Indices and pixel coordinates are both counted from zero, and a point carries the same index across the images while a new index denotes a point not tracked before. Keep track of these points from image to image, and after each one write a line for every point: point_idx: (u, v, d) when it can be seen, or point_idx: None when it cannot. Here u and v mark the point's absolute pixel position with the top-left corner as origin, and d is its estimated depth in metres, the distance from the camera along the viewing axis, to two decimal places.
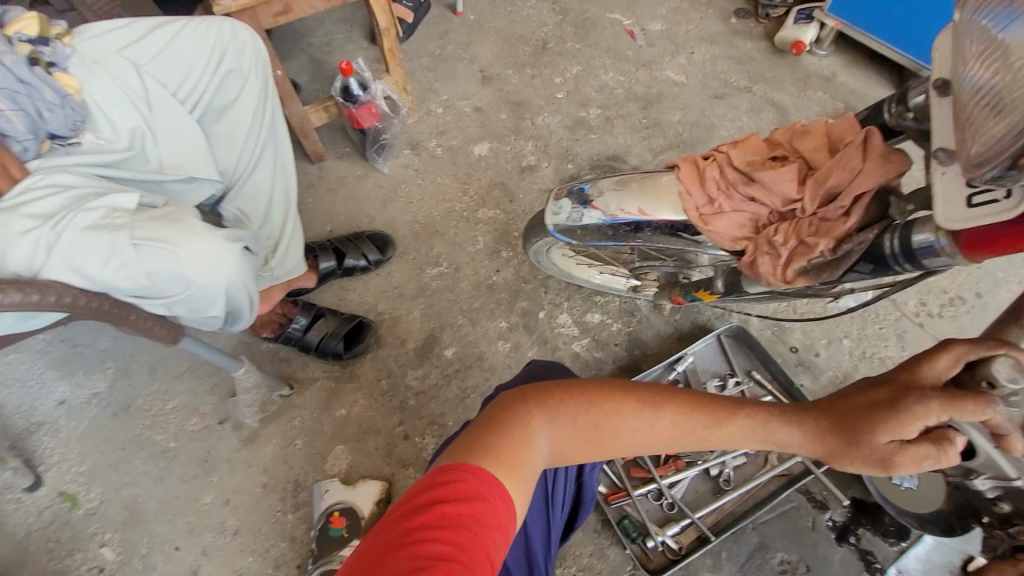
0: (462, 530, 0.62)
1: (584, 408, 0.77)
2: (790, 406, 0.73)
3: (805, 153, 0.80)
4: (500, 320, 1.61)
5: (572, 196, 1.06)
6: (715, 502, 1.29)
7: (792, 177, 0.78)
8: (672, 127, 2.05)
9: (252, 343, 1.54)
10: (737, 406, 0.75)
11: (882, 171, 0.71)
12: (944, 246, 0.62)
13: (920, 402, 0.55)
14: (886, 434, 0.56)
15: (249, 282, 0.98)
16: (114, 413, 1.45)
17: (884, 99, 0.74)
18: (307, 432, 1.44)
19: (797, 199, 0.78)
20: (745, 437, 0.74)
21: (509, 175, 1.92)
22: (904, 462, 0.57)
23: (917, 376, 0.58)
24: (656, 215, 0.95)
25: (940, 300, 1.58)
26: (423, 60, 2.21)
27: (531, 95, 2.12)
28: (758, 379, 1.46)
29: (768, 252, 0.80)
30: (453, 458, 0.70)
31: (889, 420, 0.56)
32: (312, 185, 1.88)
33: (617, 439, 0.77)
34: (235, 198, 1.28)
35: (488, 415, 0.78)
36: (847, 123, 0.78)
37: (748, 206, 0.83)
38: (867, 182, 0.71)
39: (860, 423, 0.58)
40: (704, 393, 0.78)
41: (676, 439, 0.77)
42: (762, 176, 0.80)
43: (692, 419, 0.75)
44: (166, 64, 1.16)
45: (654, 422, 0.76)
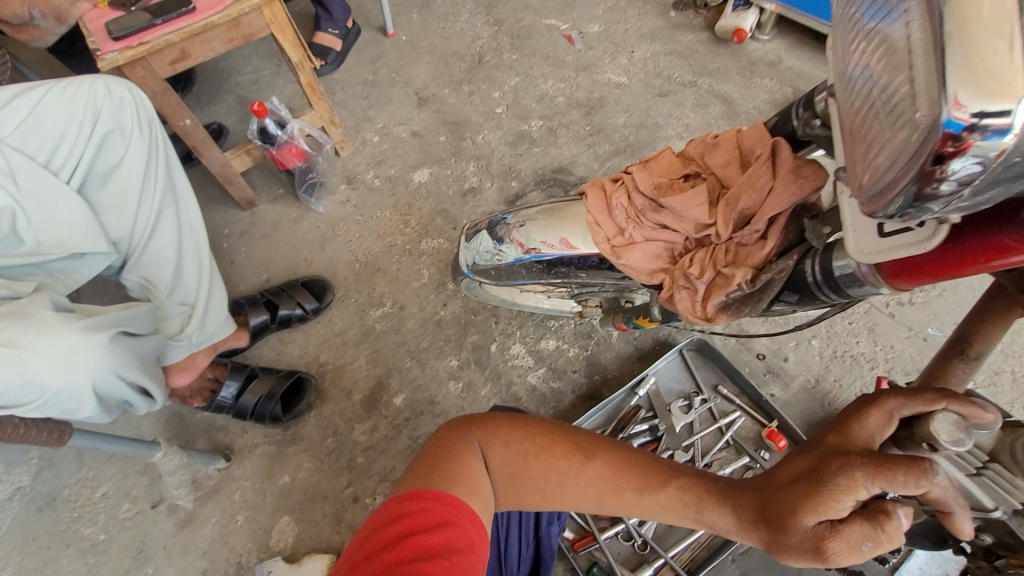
0: (439, 559, 0.60)
1: (519, 446, 0.73)
2: (729, 483, 0.62)
3: (715, 169, 0.70)
4: (450, 358, 1.52)
5: (489, 229, 0.96)
6: (690, 536, 1.18)
7: (701, 199, 0.67)
8: (618, 131, 1.97)
9: (185, 414, 1.44)
10: (672, 474, 0.66)
11: (794, 188, 0.60)
12: (865, 274, 0.51)
13: (843, 472, 0.44)
14: (812, 518, 0.45)
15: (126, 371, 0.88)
16: (37, 508, 1.33)
17: (792, 104, 0.63)
18: (248, 506, 1.33)
19: (710, 223, 0.67)
20: (674, 507, 0.64)
21: (452, 200, 1.83)
22: (838, 550, 0.44)
23: (846, 440, 0.47)
24: (582, 246, 0.86)
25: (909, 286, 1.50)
26: (355, 88, 2.12)
27: (469, 113, 2.04)
28: (726, 394, 1.37)
29: (685, 287, 0.70)
30: (414, 485, 0.68)
31: (811, 494, 0.45)
32: (244, 234, 1.78)
33: (546, 485, 0.71)
34: (138, 266, 1.18)
35: (444, 434, 0.76)
36: (757, 133, 0.67)
37: (660, 235, 0.72)
38: (780, 202, 0.60)
39: (782, 503, 0.47)
40: (645, 455, 0.70)
41: (602, 498, 0.69)
42: (669, 202, 0.69)
43: (620, 476, 0.68)
44: (34, 133, 1.06)
45: (581, 472, 0.69)
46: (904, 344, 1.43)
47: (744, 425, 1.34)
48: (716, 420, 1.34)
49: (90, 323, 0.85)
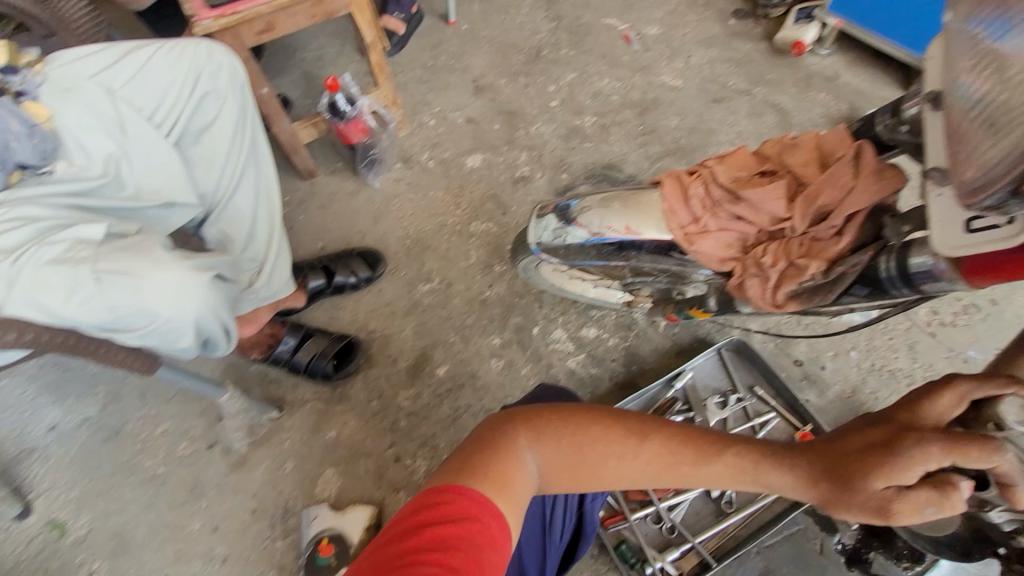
0: (456, 553, 0.60)
1: (571, 436, 0.73)
2: (784, 447, 0.66)
3: (794, 168, 0.75)
4: (493, 336, 1.58)
5: (557, 213, 1.02)
6: (717, 525, 1.23)
7: (780, 195, 0.73)
8: (669, 133, 2.00)
9: (242, 365, 1.52)
10: (727, 442, 0.70)
11: (875, 189, 0.66)
12: (944, 271, 0.56)
13: (919, 445, 0.51)
14: (883, 482, 0.52)
15: (221, 310, 0.96)
16: (103, 438, 1.43)
17: (877, 111, 0.69)
18: (297, 456, 1.41)
19: (786, 217, 0.73)
20: (734, 477, 0.68)
21: (503, 187, 1.89)
22: (903, 511, 0.52)
23: (918, 417, 0.55)
24: (643, 233, 0.90)
25: (952, 308, 1.51)
26: (416, 71, 2.18)
27: (524, 105, 2.09)
28: (761, 395, 1.41)
29: (757, 275, 0.77)
30: (443, 478, 0.68)
31: (884, 464, 0.53)
32: (303, 202, 1.86)
33: (599, 469, 0.72)
34: (218, 221, 1.26)
35: (477, 435, 0.75)
36: (839, 136, 0.73)
37: (735, 226, 0.79)
38: (859, 201, 0.66)
39: (851, 466, 0.55)
40: (694, 429, 0.73)
41: (661, 475, 0.71)
42: (748, 195, 0.76)
43: (677, 453, 0.70)
44: (142, 88, 1.14)
45: (638, 454, 0.71)
46: (943, 363, 1.45)
47: (777, 426, 1.38)
48: (750, 419, 1.38)
49: (194, 264, 0.94)
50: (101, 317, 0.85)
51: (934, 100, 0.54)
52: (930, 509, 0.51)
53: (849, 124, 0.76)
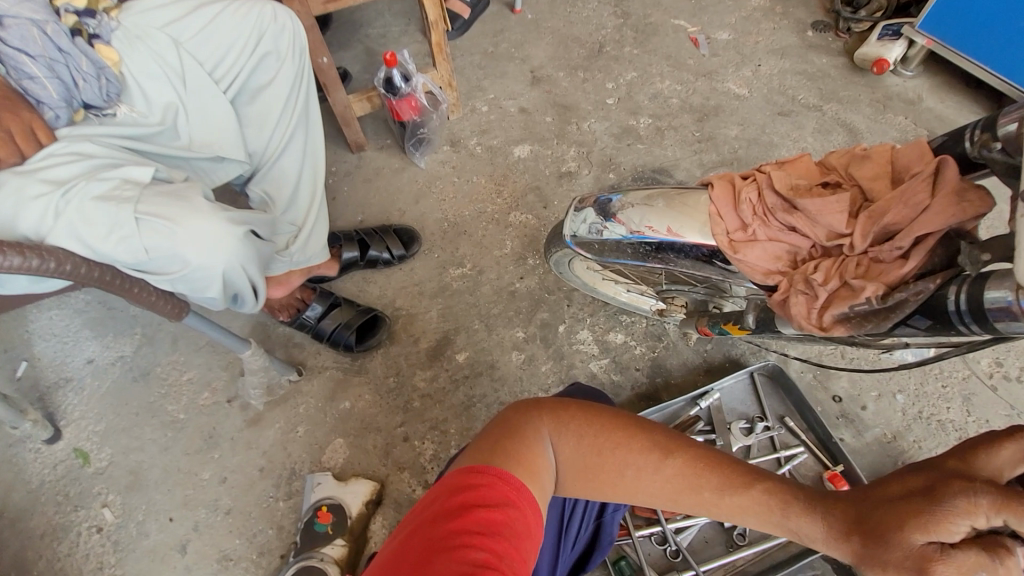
0: (500, 538, 0.57)
1: (598, 440, 0.70)
2: (814, 492, 0.65)
3: (861, 181, 0.70)
4: (517, 329, 1.55)
5: (596, 207, 0.98)
6: (726, 557, 1.17)
7: (841, 208, 0.68)
8: (727, 143, 1.92)
9: (269, 326, 1.55)
10: (754, 475, 0.67)
11: (953, 210, 0.59)
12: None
13: (966, 496, 0.49)
14: (923, 536, 0.50)
15: (249, 265, 0.98)
16: (133, 377, 1.49)
17: (968, 125, 0.62)
18: (309, 421, 1.43)
19: (846, 234, 0.68)
20: (756, 511, 0.65)
21: (547, 180, 1.85)
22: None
23: (971, 467, 0.52)
24: (685, 235, 0.86)
25: (1020, 363, 1.38)
26: (475, 56, 2.17)
27: (579, 99, 2.04)
28: (792, 427, 1.32)
29: (804, 292, 0.70)
30: (476, 459, 0.65)
31: (925, 514, 0.51)
32: (348, 174, 1.88)
33: (617, 478, 0.69)
34: (263, 180, 1.28)
35: (501, 420, 0.72)
36: (918, 149, 0.67)
37: (786, 237, 0.73)
38: (932, 222, 0.60)
39: (889, 518, 0.53)
40: (721, 455, 0.70)
41: (680, 496, 0.68)
42: (805, 204, 0.70)
43: (701, 476, 0.67)
44: (207, 42, 1.15)
45: (659, 471, 0.68)
46: (1002, 422, 1.32)
47: (805, 462, 1.29)
48: (776, 450, 1.30)
49: (229, 217, 0.95)
50: (137, 257, 0.88)
51: None
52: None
53: (931, 139, 0.69)
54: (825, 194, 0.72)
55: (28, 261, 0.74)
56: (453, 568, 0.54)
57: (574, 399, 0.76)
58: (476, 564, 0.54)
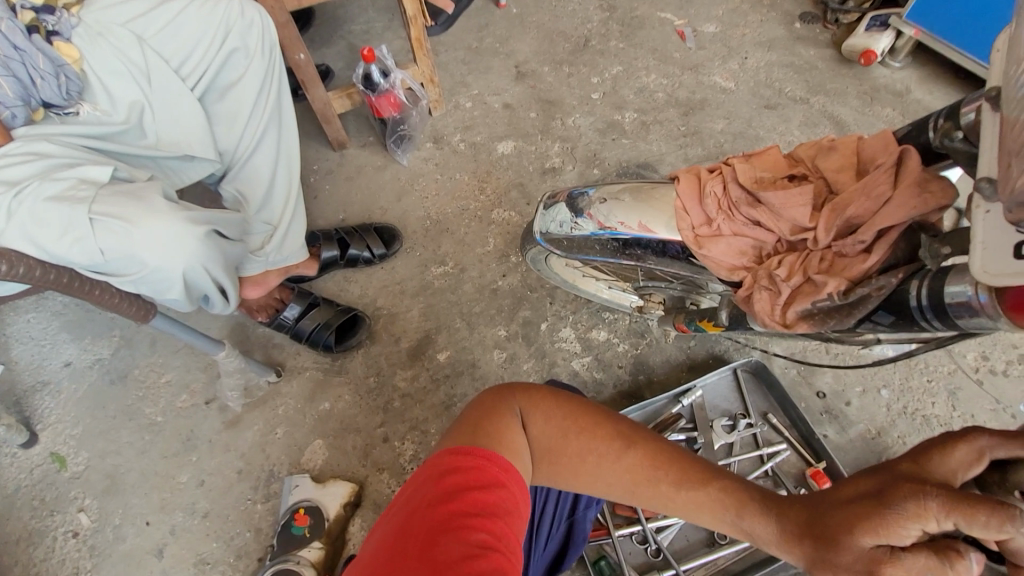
0: (495, 519, 0.57)
1: (564, 424, 0.69)
2: (770, 494, 0.63)
3: (827, 173, 0.68)
4: (499, 327, 1.53)
5: (568, 203, 0.96)
6: (707, 555, 1.15)
7: (804, 201, 0.66)
8: (713, 137, 1.90)
9: (248, 326, 1.53)
10: (713, 473, 0.66)
11: (915, 202, 0.57)
12: (984, 303, 0.48)
13: (914, 499, 0.47)
14: (872, 538, 0.49)
15: (211, 266, 0.96)
16: (111, 380, 1.47)
17: (932, 114, 0.61)
18: (288, 422, 1.41)
19: (809, 227, 0.66)
20: (713, 508, 0.63)
21: (530, 176, 1.83)
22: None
23: (926, 469, 0.51)
24: (656, 231, 0.84)
25: (1006, 356, 1.36)
26: (459, 52, 2.14)
27: (564, 94, 2.02)
28: (775, 423, 1.31)
29: (767, 288, 0.68)
30: (460, 440, 0.63)
31: (873, 518, 0.49)
32: (330, 172, 1.86)
33: (581, 465, 0.67)
34: (235, 178, 1.26)
35: (478, 402, 0.70)
36: (883, 140, 0.65)
37: (751, 231, 0.71)
38: (894, 215, 0.58)
39: (839, 520, 0.51)
40: (685, 451, 0.68)
41: (639, 488, 0.66)
42: (769, 198, 0.68)
43: (661, 468, 0.66)
44: (173, 38, 1.13)
45: (621, 459, 0.66)
46: (987, 416, 1.31)
47: (788, 459, 1.27)
48: (758, 448, 1.28)
49: (191, 216, 0.93)
50: (93, 259, 0.86)
51: (994, 99, 0.47)
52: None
53: (898, 130, 0.67)
54: (789, 186, 0.70)
55: None
56: (457, 550, 0.53)
57: (543, 386, 0.74)
58: (479, 546, 0.54)
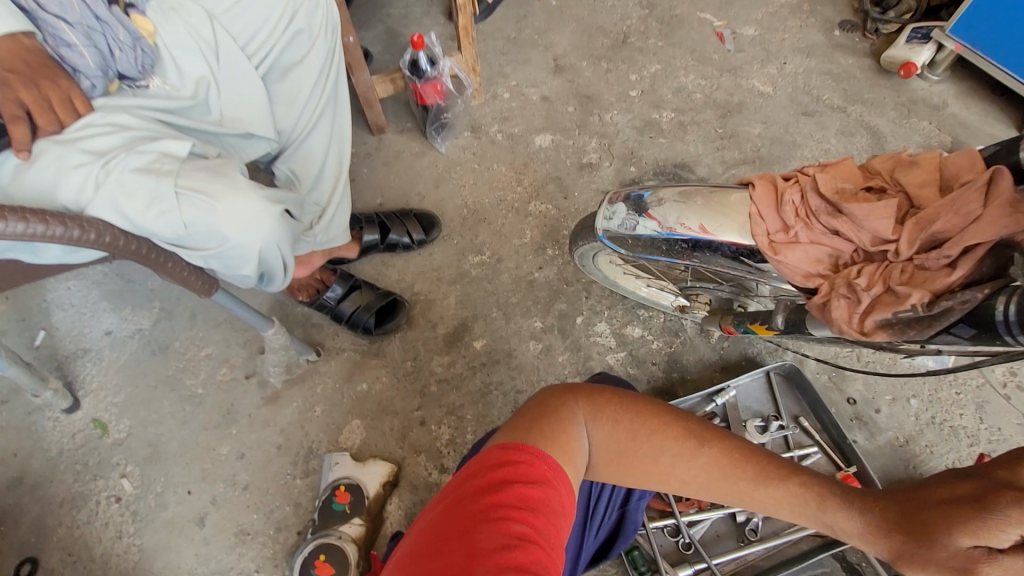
0: (537, 513, 0.58)
1: (634, 425, 0.72)
2: (848, 488, 0.68)
3: (909, 187, 0.72)
4: (535, 319, 1.55)
5: (628, 202, 0.98)
6: (737, 550, 1.18)
7: (887, 214, 0.70)
8: (750, 140, 1.91)
9: (288, 305, 1.55)
10: (789, 469, 0.70)
11: (1007, 221, 0.60)
12: None
13: (1016, 507, 0.52)
14: (969, 539, 0.54)
15: (283, 245, 0.99)
16: (152, 350, 1.49)
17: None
18: (327, 401, 1.44)
19: (891, 239, 0.70)
20: (791, 504, 0.68)
21: (567, 170, 1.84)
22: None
23: (1019, 474, 0.55)
24: (718, 234, 0.87)
25: None
26: (498, 42, 2.14)
27: (602, 90, 2.02)
28: (806, 427, 1.34)
29: (846, 296, 0.72)
30: (515, 436, 0.66)
31: (974, 519, 0.54)
32: (368, 156, 1.87)
33: (652, 465, 0.70)
34: (289, 158, 1.28)
35: (537, 402, 0.72)
36: (968, 159, 0.69)
37: (829, 240, 0.75)
38: (984, 232, 0.61)
39: (934, 520, 0.57)
40: (757, 448, 0.72)
41: (715, 485, 0.70)
42: (851, 209, 0.72)
43: (737, 466, 0.70)
44: (242, 16, 1.13)
45: (695, 459, 0.70)
46: (1013, 430, 1.34)
47: (819, 462, 1.30)
48: (789, 449, 1.32)
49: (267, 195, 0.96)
50: (175, 232, 0.88)
51: None
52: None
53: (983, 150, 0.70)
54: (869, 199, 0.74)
55: (68, 231, 0.74)
56: (495, 540, 0.55)
57: (608, 385, 0.77)
58: (517, 537, 0.55)
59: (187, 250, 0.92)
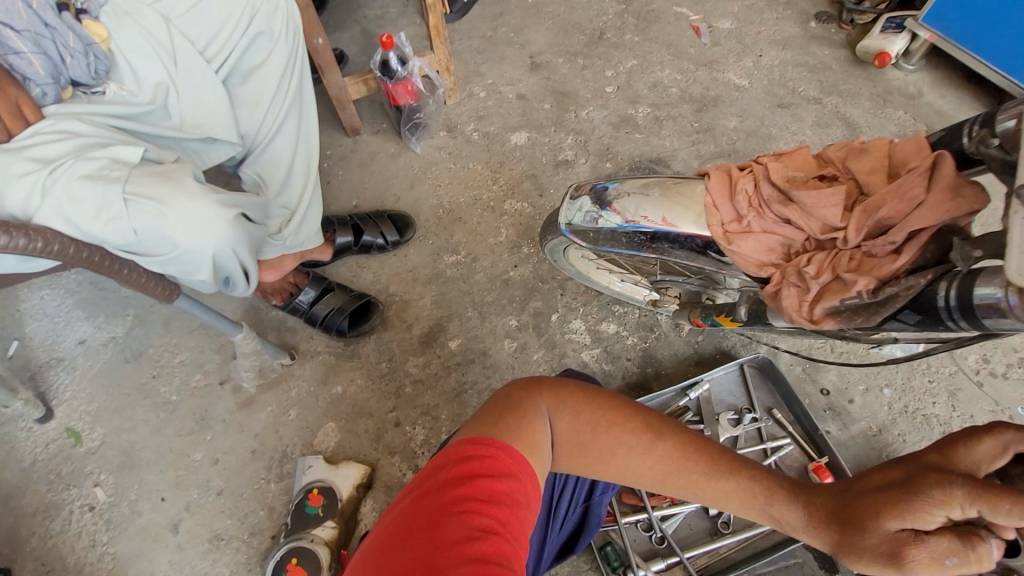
0: (502, 506, 0.58)
1: (595, 418, 0.71)
2: (796, 483, 0.68)
3: (858, 174, 0.71)
4: (510, 317, 1.55)
5: (592, 195, 0.98)
6: (710, 543, 1.19)
7: (836, 202, 0.69)
8: (726, 134, 1.91)
9: (262, 309, 1.55)
10: (742, 463, 0.70)
11: (948, 205, 0.60)
12: (1015, 305, 0.52)
13: (940, 487, 0.52)
14: (896, 522, 0.54)
15: (240, 249, 0.99)
16: (126, 358, 1.49)
17: (965, 121, 0.64)
18: (302, 405, 1.43)
19: (840, 227, 0.69)
20: (743, 497, 0.68)
21: (543, 167, 1.84)
22: (920, 562, 0.52)
23: (952, 460, 0.56)
24: (679, 225, 0.86)
25: (1007, 360, 1.39)
26: (474, 40, 2.14)
27: (578, 87, 2.02)
28: (779, 419, 1.34)
29: (796, 285, 0.71)
30: (479, 431, 0.65)
31: (901, 503, 0.54)
32: (344, 158, 1.86)
33: (610, 458, 0.70)
34: (255, 162, 1.27)
35: (501, 396, 0.72)
36: (915, 145, 0.68)
37: (781, 229, 0.74)
38: (928, 217, 0.61)
39: (867, 506, 0.57)
40: (713, 442, 0.72)
41: (669, 478, 0.70)
42: (801, 197, 0.71)
43: (691, 460, 0.69)
44: (199, 19, 1.13)
45: (650, 452, 0.69)
46: (986, 417, 1.34)
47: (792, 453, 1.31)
48: (762, 441, 1.32)
49: (221, 200, 0.96)
50: (126, 239, 0.88)
51: None
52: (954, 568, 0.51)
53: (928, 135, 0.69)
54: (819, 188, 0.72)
55: (15, 241, 0.74)
56: (461, 532, 0.55)
57: (575, 378, 0.77)
58: (482, 530, 0.55)
59: (140, 256, 0.92)
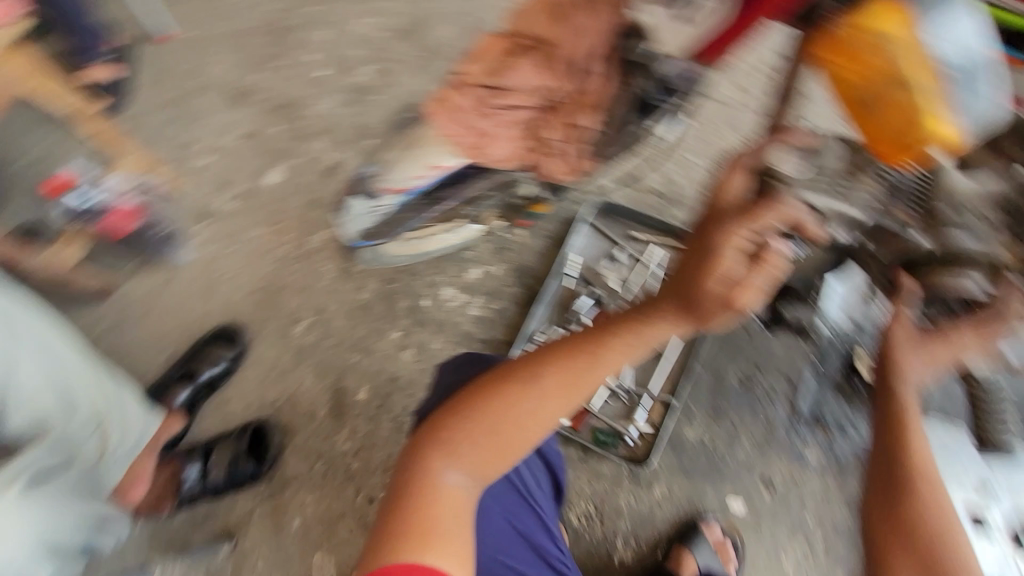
0: None
1: (503, 420, 0.73)
2: (641, 305, 0.79)
3: (540, 31, 0.78)
4: (391, 332, 1.48)
5: (365, 195, 1.33)
6: (660, 370, 1.39)
7: (531, 66, 0.82)
8: (450, 45, 1.81)
9: (161, 522, 1.35)
10: (602, 330, 0.78)
11: (608, 15, 0.76)
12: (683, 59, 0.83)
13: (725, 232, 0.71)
14: (715, 279, 0.70)
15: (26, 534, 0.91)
16: None
17: None
18: (278, 562, 1.34)
19: (552, 84, 0.84)
20: (630, 351, 0.77)
21: (317, 185, 1.67)
22: (742, 292, 0.69)
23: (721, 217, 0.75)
24: (434, 163, 1.10)
25: (746, 74, 1.61)
26: (153, 109, 1.70)
27: (291, 87, 1.77)
28: (639, 235, 1.47)
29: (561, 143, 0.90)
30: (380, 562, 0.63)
31: (708, 263, 0.70)
32: (114, 323, 1.53)
33: (523, 431, 0.73)
34: (15, 412, 1.00)
35: (398, 492, 0.70)
36: None
37: (516, 111, 0.89)
38: (594, 29, 0.77)
39: (694, 281, 0.71)
40: (566, 341, 0.79)
41: (571, 400, 0.75)
42: (510, 81, 0.84)
43: (573, 370, 0.75)
44: None
45: (541, 393, 0.74)
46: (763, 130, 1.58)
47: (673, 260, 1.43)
48: (642, 262, 1.44)
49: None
50: None
51: None
52: (756, 280, 0.69)
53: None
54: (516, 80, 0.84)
55: None
56: None
57: (469, 389, 0.77)
58: None
59: None
